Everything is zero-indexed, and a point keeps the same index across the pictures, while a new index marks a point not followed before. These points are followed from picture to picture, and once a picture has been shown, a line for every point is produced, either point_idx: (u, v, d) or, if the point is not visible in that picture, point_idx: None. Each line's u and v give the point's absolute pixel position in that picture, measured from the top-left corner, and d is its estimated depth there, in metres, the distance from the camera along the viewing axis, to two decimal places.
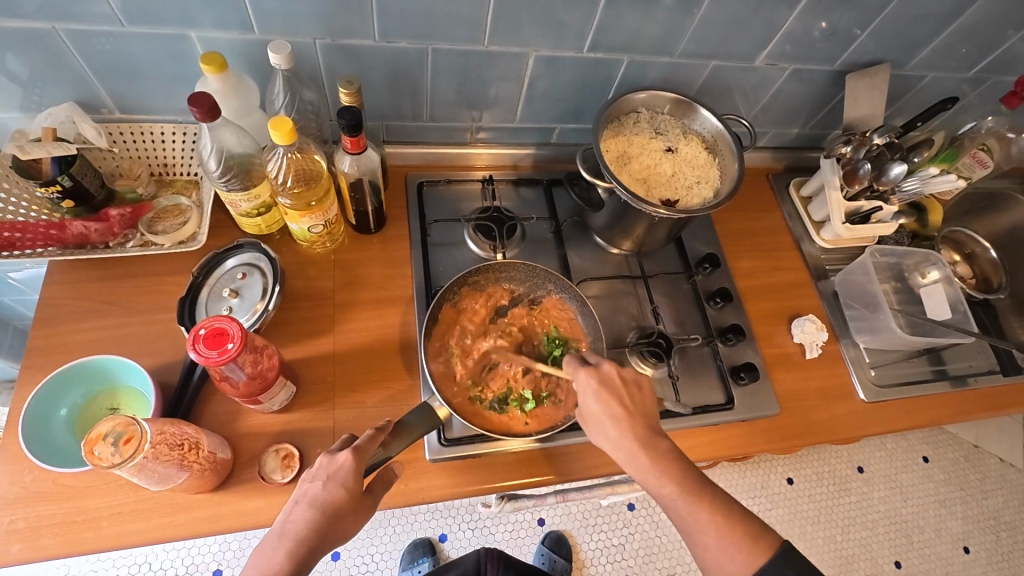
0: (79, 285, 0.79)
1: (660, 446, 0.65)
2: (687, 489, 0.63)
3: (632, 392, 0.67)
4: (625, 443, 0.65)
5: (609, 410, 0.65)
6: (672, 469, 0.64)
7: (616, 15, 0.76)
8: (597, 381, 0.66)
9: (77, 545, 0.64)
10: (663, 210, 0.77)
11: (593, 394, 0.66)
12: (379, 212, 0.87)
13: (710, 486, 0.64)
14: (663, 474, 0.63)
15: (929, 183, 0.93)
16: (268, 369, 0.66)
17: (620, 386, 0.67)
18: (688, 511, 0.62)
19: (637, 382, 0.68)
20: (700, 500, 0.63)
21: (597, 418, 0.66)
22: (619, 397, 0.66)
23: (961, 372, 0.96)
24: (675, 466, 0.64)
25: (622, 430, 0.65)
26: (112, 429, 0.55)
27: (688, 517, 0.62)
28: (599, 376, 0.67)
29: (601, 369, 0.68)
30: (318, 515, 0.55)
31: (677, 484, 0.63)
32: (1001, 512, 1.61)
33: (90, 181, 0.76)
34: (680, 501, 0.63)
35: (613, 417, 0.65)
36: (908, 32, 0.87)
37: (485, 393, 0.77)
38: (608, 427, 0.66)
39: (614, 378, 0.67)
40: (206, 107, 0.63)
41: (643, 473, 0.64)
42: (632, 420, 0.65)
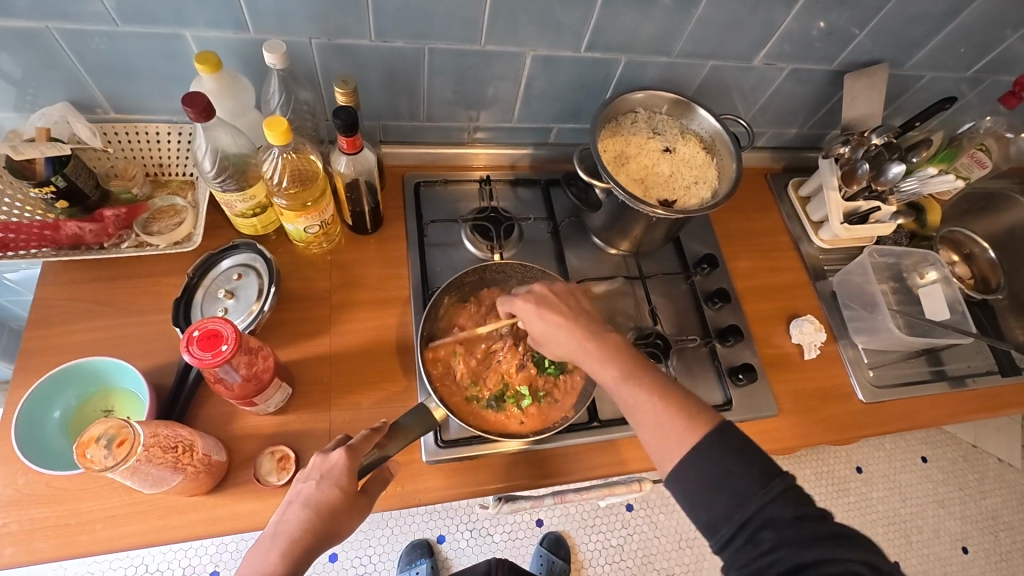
0: (74, 286, 0.78)
1: (609, 338, 0.66)
2: (628, 370, 0.64)
3: (573, 302, 0.70)
4: (574, 345, 0.66)
5: (551, 323, 0.67)
6: (615, 356, 0.65)
7: (614, 15, 0.76)
8: (535, 304, 0.68)
9: (70, 548, 0.63)
10: (660, 210, 0.77)
11: (536, 316, 0.67)
12: (376, 212, 0.87)
13: (652, 370, 0.64)
14: (607, 361, 0.64)
15: (928, 183, 0.92)
16: (263, 371, 0.66)
17: (557, 301, 0.69)
18: (631, 393, 0.62)
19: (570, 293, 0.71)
20: (639, 382, 0.62)
21: (547, 336, 0.67)
22: (557, 307, 0.68)
23: (960, 372, 0.96)
24: (618, 353, 0.65)
25: (568, 332, 0.66)
26: (104, 432, 0.55)
27: (631, 399, 0.62)
28: (534, 299, 0.69)
29: (535, 291, 0.70)
30: (311, 515, 0.54)
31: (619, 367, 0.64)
32: (999, 512, 1.61)
33: (85, 182, 0.75)
34: (620, 384, 0.63)
35: (557, 325, 0.67)
36: (907, 32, 0.87)
37: (483, 391, 0.77)
38: (556, 336, 0.67)
39: (551, 294, 0.70)
40: (200, 107, 0.62)
41: (589, 362, 0.65)
42: (574, 322, 0.67)
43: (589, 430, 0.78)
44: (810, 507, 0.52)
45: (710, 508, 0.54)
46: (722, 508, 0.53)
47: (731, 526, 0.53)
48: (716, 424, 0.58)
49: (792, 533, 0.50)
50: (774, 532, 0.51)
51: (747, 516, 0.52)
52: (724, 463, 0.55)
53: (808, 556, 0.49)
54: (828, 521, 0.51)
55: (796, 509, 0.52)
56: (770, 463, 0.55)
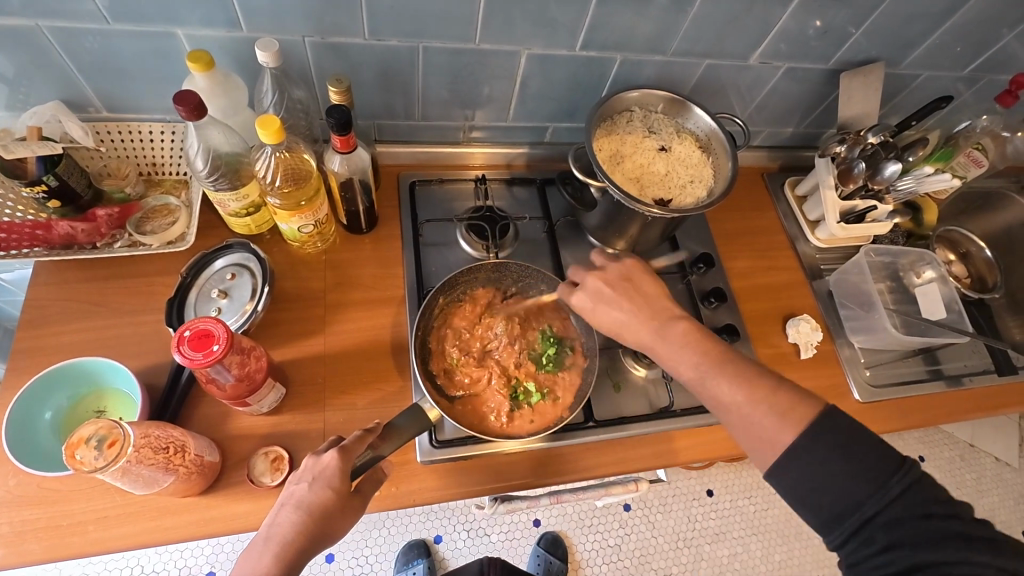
0: (67, 287, 0.78)
1: (673, 328, 0.68)
2: (707, 362, 0.64)
3: (634, 287, 0.72)
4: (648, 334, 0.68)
5: (610, 313, 0.70)
6: (686, 350, 0.66)
7: (609, 13, 0.76)
8: (588, 296, 0.71)
9: (62, 550, 0.63)
10: (656, 210, 0.77)
11: (594, 309, 0.71)
12: (370, 211, 0.87)
13: (732, 359, 0.65)
14: (680, 354, 0.66)
15: (924, 182, 0.92)
16: (256, 371, 0.66)
17: (613, 289, 0.71)
18: (714, 385, 0.63)
19: (630, 278, 0.72)
20: (720, 375, 0.63)
21: (612, 327, 0.70)
22: (618, 299, 0.70)
23: (956, 372, 0.96)
24: (689, 345, 0.66)
25: (632, 327, 0.69)
26: (95, 433, 0.54)
27: (715, 394, 0.63)
28: (588, 293, 0.72)
29: (587, 284, 0.72)
30: (303, 518, 0.54)
31: (695, 358, 0.65)
32: (996, 511, 1.60)
33: (77, 181, 0.75)
34: (703, 379, 0.64)
35: (617, 318, 0.70)
36: (903, 31, 0.87)
37: (487, 389, 0.77)
38: (619, 330, 0.70)
39: (608, 284, 0.71)
40: (192, 106, 0.62)
41: (668, 351, 0.67)
42: (636, 314, 0.69)
43: (585, 430, 0.77)
44: (936, 505, 0.51)
45: (819, 507, 0.54)
46: (832, 508, 0.53)
47: (845, 525, 0.52)
48: (812, 423, 0.56)
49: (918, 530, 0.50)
50: (892, 531, 0.51)
51: (859, 515, 0.52)
52: (830, 463, 0.54)
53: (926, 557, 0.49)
54: (952, 520, 0.51)
55: (921, 507, 0.51)
56: (883, 462, 0.53)
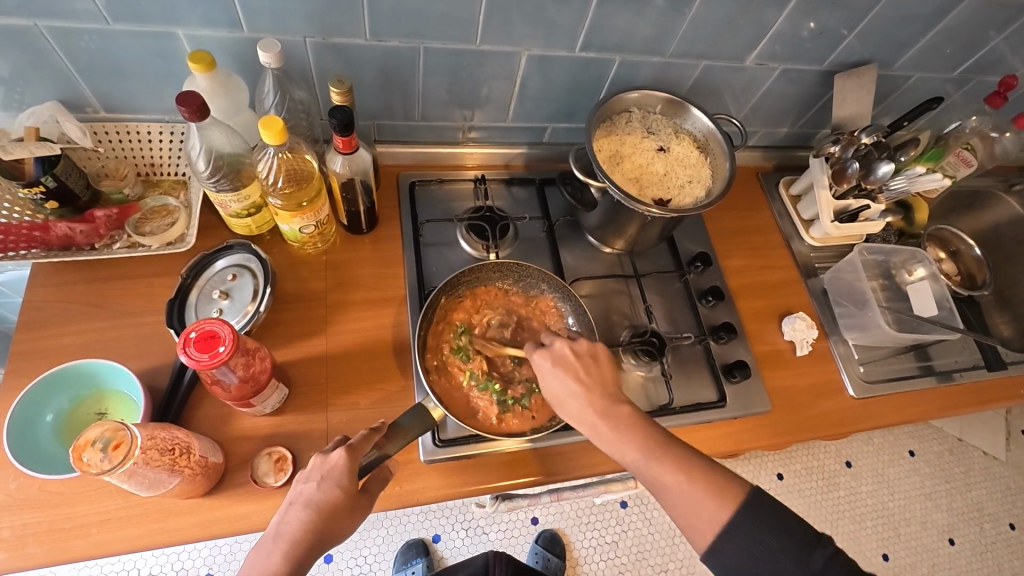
0: (66, 288, 0.77)
1: (621, 411, 0.66)
2: (652, 450, 0.63)
3: (591, 364, 0.68)
4: (590, 419, 0.65)
5: (566, 383, 0.67)
6: (634, 434, 0.64)
7: (607, 14, 0.76)
8: (550, 361, 0.68)
9: (63, 553, 0.62)
10: (654, 210, 0.78)
11: (551, 372, 0.68)
12: (371, 212, 0.87)
13: (678, 448, 0.64)
14: (626, 439, 0.64)
15: (915, 182, 0.94)
16: (260, 372, 0.66)
17: (575, 360, 0.68)
18: (654, 471, 0.62)
19: (592, 353, 0.69)
20: (663, 460, 0.62)
21: (560, 398, 0.67)
22: (574, 369, 0.67)
23: (947, 368, 0.97)
24: (638, 430, 0.64)
25: (583, 403, 0.66)
26: (101, 435, 0.54)
27: (658, 479, 0.62)
28: (550, 355, 0.68)
29: (551, 347, 0.69)
30: (312, 516, 0.54)
31: (637, 443, 0.63)
32: (984, 504, 1.64)
33: (75, 182, 0.74)
34: (646, 465, 0.62)
35: (572, 391, 0.66)
36: (895, 33, 0.88)
37: (474, 391, 0.77)
38: (565, 402, 0.67)
39: (567, 354, 0.68)
40: (195, 107, 0.62)
41: (612, 443, 0.64)
42: (589, 394, 0.66)
43: None
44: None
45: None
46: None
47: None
48: None
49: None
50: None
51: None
52: None
53: None
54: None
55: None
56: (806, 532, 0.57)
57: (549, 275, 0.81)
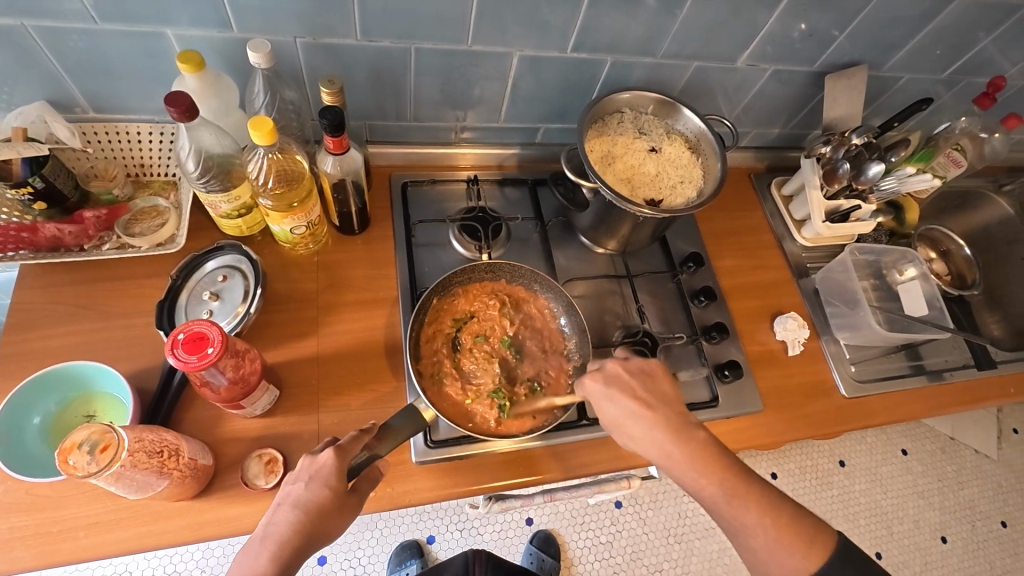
0: (54, 290, 0.77)
1: (696, 437, 0.66)
2: (730, 483, 0.63)
3: (652, 384, 0.69)
4: (657, 441, 0.65)
5: (628, 406, 0.66)
6: (709, 459, 0.64)
7: (599, 15, 0.76)
8: (604, 384, 0.68)
9: (52, 556, 0.62)
10: (647, 210, 0.78)
11: (608, 397, 0.68)
12: (363, 212, 0.86)
13: (754, 481, 0.64)
14: (698, 463, 0.64)
15: (906, 182, 0.96)
16: (250, 373, 0.65)
17: (632, 380, 0.69)
18: (724, 496, 0.63)
19: (645, 371, 0.70)
20: (740, 491, 0.63)
21: (621, 423, 0.67)
22: (636, 393, 0.67)
23: (938, 367, 0.98)
24: (710, 455, 0.64)
25: (649, 425, 0.65)
26: (88, 437, 0.53)
27: (732, 509, 0.62)
28: (604, 377, 0.69)
29: (605, 369, 0.70)
30: (300, 516, 0.54)
31: (707, 468, 0.64)
32: (976, 502, 1.65)
33: (63, 183, 0.73)
34: (725, 500, 0.62)
35: (638, 414, 0.66)
36: (886, 34, 0.89)
37: (473, 395, 0.76)
38: (626, 426, 0.66)
39: (623, 376, 0.69)
40: (184, 107, 0.61)
41: (686, 472, 0.64)
42: (655, 414, 0.66)
43: (575, 430, 0.78)
44: None
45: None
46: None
47: None
48: (779, 521, 0.61)
49: None
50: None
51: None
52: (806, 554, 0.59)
53: None
54: None
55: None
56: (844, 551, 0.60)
57: (542, 275, 0.81)
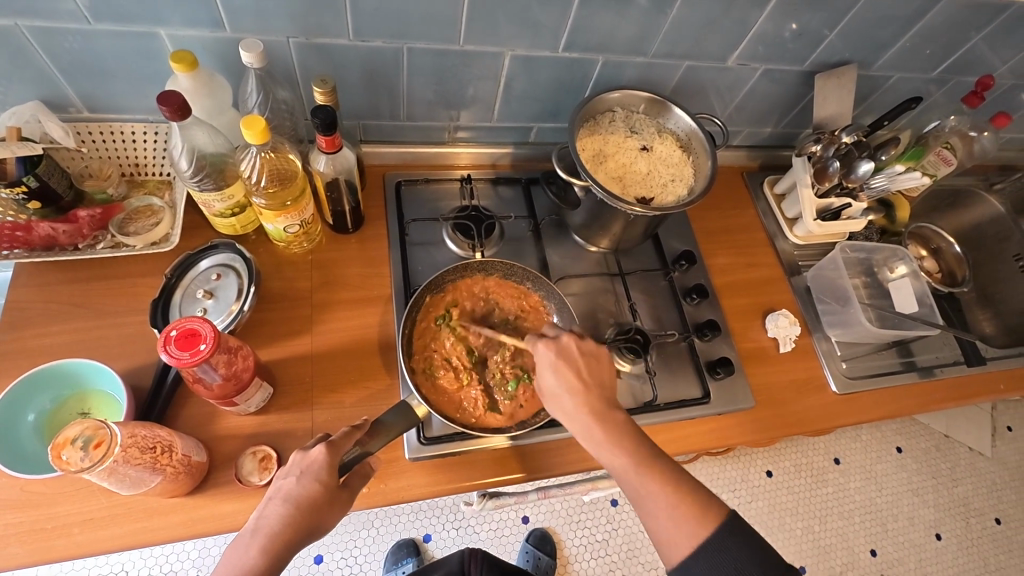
0: (49, 288, 0.77)
1: (615, 417, 0.67)
2: (641, 461, 0.64)
3: (593, 364, 0.69)
4: (580, 416, 0.66)
5: (564, 381, 0.67)
6: (626, 442, 0.65)
7: (590, 15, 0.77)
8: (555, 354, 0.68)
9: (47, 552, 0.62)
10: (637, 208, 0.78)
11: (549, 368, 0.68)
12: (356, 211, 0.87)
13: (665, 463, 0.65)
14: (616, 444, 0.64)
15: (895, 181, 0.95)
16: (243, 370, 0.66)
17: (578, 357, 0.69)
18: (635, 475, 0.63)
19: (594, 355, 0.70)
20: (653, 473, 0.63)
21: (555, 393, 0.67)
22: (575, 367, 0.68)
23: (928, 363, 0.98)
24: (626, 437, 0.65)
25: (577, 400, 0.66)
26: (81, 433, 0.54)
27: (641, 489, 0.63)
28: (556, 348, 0.69)
29: (558, 339, 0.70)
30: (291, 510, 0.54)
31: (625, 451, 0.64)
32: (970, 499, 1.66)
33: (58, 182, 0.74)
34: (632, 474, 0.63)
35: (572, 388, 0.67)
36: (875, 34, 0.90)
37: (468, 391, 0.77)
38: (558, 397, 0.67)
39: (573, 350, 0.69)
40: (175, 106, 0.62)
41: (599, 446, 0.65)
42: (587, 393, 0.67)
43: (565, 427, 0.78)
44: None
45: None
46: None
47: None
48: None
49: None
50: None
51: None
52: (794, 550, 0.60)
53: None
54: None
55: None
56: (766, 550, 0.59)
57: (541, 277, 0.82)
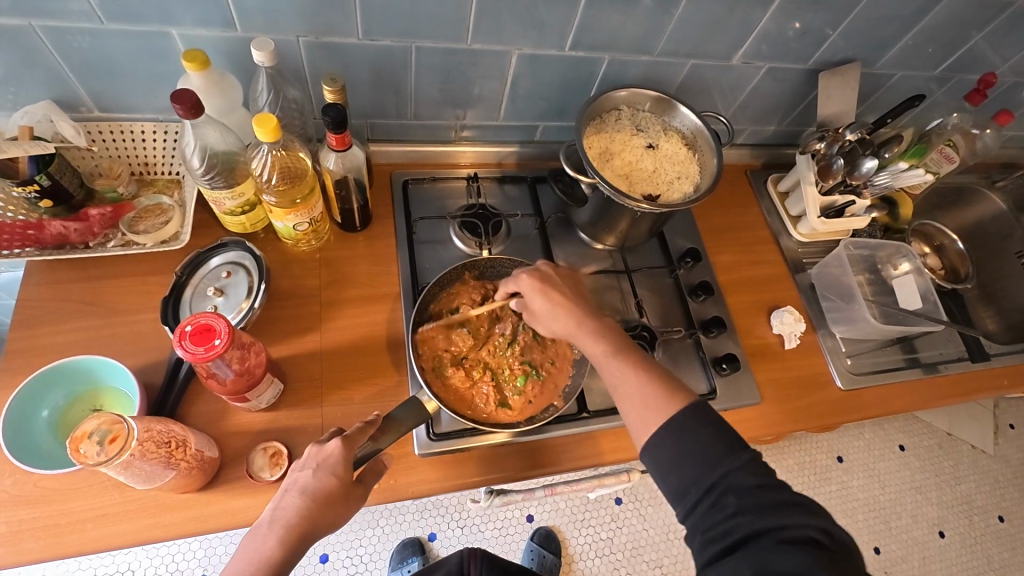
0: (60, 286, 0.78)
1: (599, 321, 0.70)
2: (622, 352, 0.67)
3: (572, 286, 0.74)
4: (564, 320, 0.70)
5: (550, 301, 0.71)
6: (605, 336, 0.68)
7: (597, 15, 0.78)
8: (537, 278, 0.72)
9: (61, 548, 0.63)
10: (644, 205, 0.79)
11: (535, 293, 0.71)
12: (364, 210, 0.88)
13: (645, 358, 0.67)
14: (598, 337, 0.68)
15: (898, 178, 0.94)
16: (256, 366, 0.66)
17: (559, 283, 0.73)
18: (617, 367, 0.66)
19: (570, 278, 0.75)
20: (628, 361, 0.66)
21: (541, 311, 0.71)
22: (557, 286, 0.72)
23: (932, 360, 0.99)
24: (610, 333, 0.69)
25: (561, 308, 0.70)
26: (97, 428, 0.54)
27: (618, 374, 0.65)
28: (539, 276, 0.72)
29: (538, 270, 0.74)
30: (307, 503, 0.55)
31: (609, 347, 0.67)
32: (973, 496, 1.66)
33: (69, 181, 0.74)
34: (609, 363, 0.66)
35: (557, 298, 0.71)
36: (878, 33, 0.90)
37: (479, 386, 0.78)
38: (551, 314, 0.70)
39: (552, 277, 0.73)
40: (189, 104, 0.62)
41: (583, 340, 0.69)
42: (571, 303, 0.71)
43: (576, 423, 0.79)
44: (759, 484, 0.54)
45: (681, 474, 0.56)
46: (691, 473, 0.56)
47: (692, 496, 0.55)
48: None
49: (750, 501, 0.53)
50: (739, 497, 0.53)
51: (713, 481, 0.54)
52: None
53: (762, 523, 0.51)
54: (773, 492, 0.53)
55: (756, 478, 0.54)
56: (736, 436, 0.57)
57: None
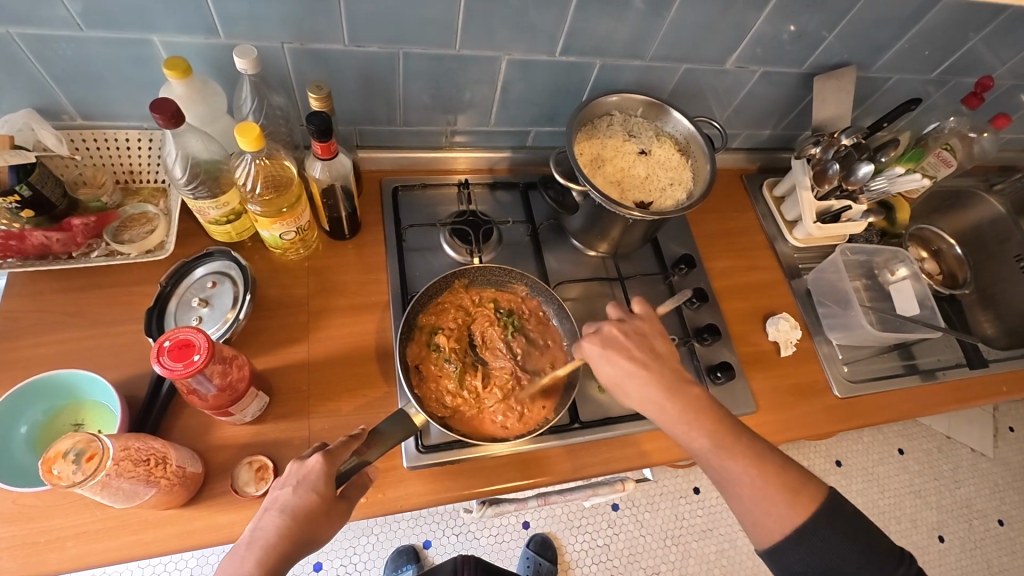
0: (41, 297, 0.76)
1: (691, 394, 0.66)
2: (722, 438, 0.63)
3: (647, 342, 0.69)
4: (651, 398, 0.65)
5: (621, 366, 0.66)
6: (703, 420, 0.64)
7: (587, 19, 0.76)
8: (602, 344, 0.68)
9: (40, 566, 0.61)
10: (637, 213, 0.78)
11: (604, 357, 0.67)
12: (353, 218, 0.86)
13: (745, 439, 0.63)
14: (693, 424, 0.64)
15: (895, 182, 0.96)
16: (238, 380, 0.65)
17: (628, 341, 0.68)
18: (726, 465, 0.62)
19: (640, 333, 0.70)
20: (734, 451, 0.62)
21: (618, 381, 0.67)
22: (630, 351, 0.67)
23: (930, 366, 0.98)
24: (705, 415, 0.64)
25: (642, 382, 0.65)
26: (73, 446, 0.53)
27: (726, 471, 0.62)
28: (601, 339, 0.68)
29: (601, 330, 0.69)
30: (287, 521, 0.54)
31: (710, 438, 0.63)
32: (973, 500, 1.65)
33: (51, 190, 0.72)
34: (713, 454, 0.63)
35: (631, 371, 0.66)
36: (875, 35, 0.89)
37: (486, 402, 0.77)
38: (637, 381, 0.66)
39: (621, 339, 0.68)
40: (169, 113, 0.61)
41: (678, 426, 0.64)
42: (651, 373, 0.66)
43: (571, 433, 0.78)
44: None
45: None
46: None
47: None
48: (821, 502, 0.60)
49: None
50: None
51: None
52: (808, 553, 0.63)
53: None
54: None
55: None
56: (880, 550, 0.59)
57: (550, 291, 0.82)
